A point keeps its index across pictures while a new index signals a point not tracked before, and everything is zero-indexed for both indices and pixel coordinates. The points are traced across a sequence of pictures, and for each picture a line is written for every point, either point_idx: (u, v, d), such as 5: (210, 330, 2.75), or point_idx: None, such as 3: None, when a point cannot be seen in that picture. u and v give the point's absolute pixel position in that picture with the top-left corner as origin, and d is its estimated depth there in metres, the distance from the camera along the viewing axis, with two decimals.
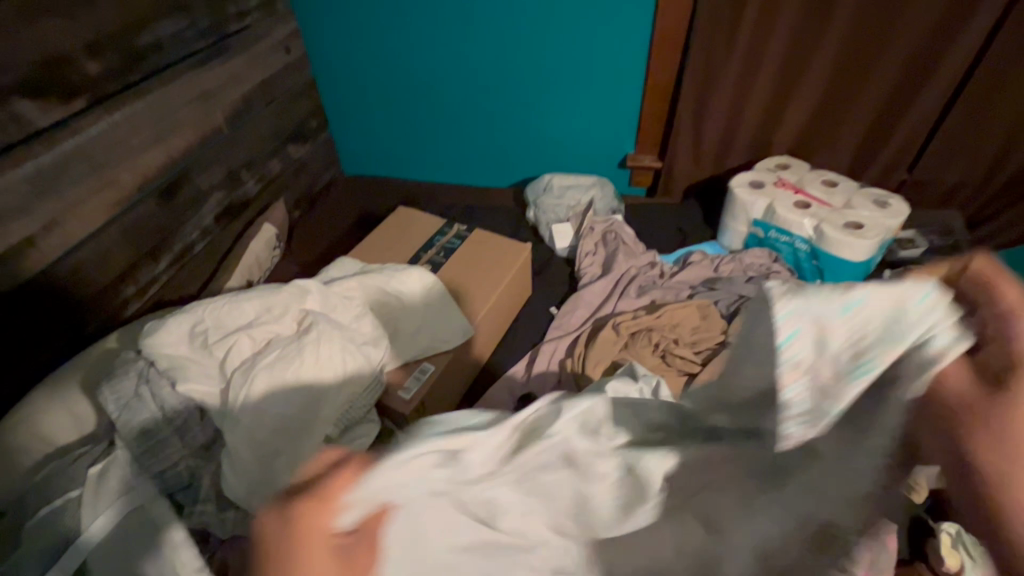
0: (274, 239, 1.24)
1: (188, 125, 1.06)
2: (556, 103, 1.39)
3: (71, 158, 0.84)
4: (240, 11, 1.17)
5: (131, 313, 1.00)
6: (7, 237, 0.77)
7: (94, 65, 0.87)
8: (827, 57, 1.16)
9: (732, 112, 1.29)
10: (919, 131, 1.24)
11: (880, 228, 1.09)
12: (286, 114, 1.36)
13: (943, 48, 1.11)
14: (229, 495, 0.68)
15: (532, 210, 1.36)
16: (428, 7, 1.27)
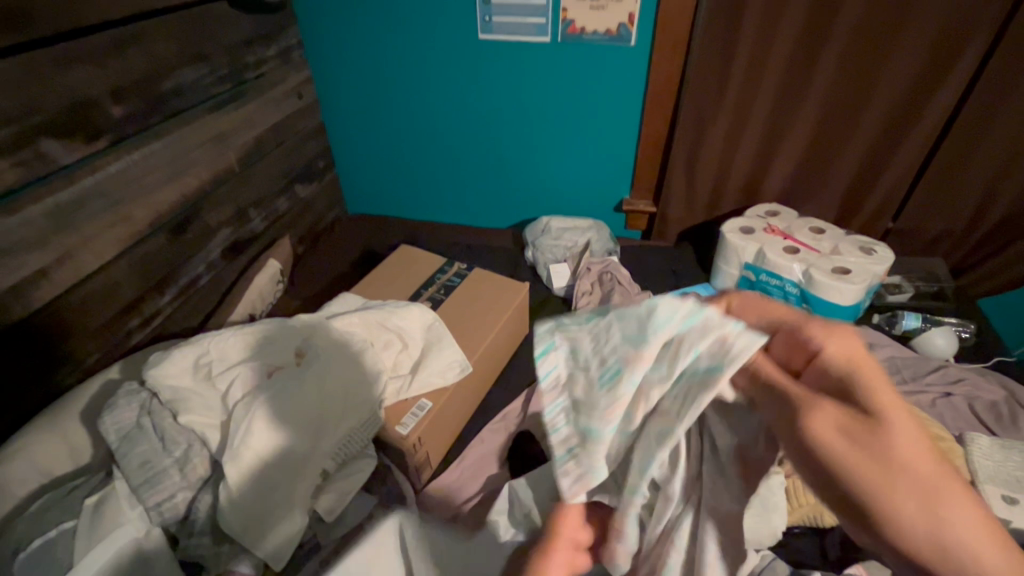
0: (279, 274, 1.27)
1: (202, 165, 1.11)
2: (555, 149, 1.45)
3: (89, 194, 0.88)
4: (258, 60, 1.25)
5: (134, 345, 1.02)
6: (22, 269, 0.80)
7: (119, 108, 0.92)
8: (810, 112, 1.23)
9: (722, 162, 1.35)
10: (900, 183, 1.30)
11: (866, 273, 1.13)
12: (295, 155, 1.42)
13: (918, 107, 1.18)
14: (225, 529, 0.67)
15: (530, 250, 1.40)
16: (436, 59, 1.35)
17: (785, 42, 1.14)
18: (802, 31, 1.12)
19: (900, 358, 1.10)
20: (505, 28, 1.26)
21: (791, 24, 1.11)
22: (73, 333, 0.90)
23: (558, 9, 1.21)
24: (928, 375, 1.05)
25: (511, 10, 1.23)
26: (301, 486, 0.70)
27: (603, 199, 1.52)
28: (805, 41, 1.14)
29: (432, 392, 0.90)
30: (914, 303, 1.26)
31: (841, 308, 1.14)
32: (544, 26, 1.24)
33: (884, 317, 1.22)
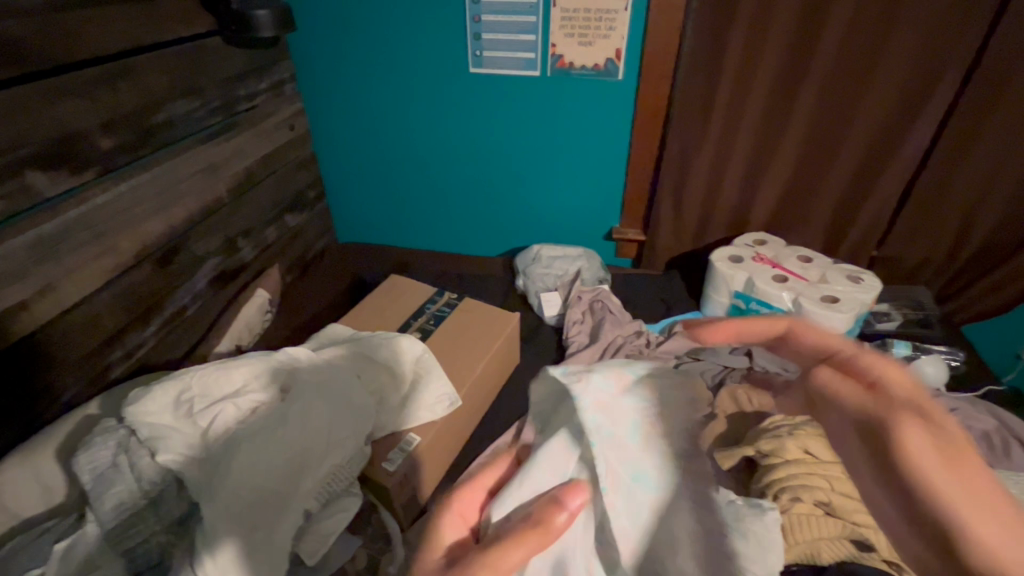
0: (266, 304, 1.25)
1: (191, 196, 1.10)
2: (545, 179, 1.47)
3: (74, 226, 0.87)
4: (250, 92, 1.26)
5: (114, 378, 0.99)
6: (1, 301, 0.78)
7: (108, 140, 0.92)
8: (793, 144, 1.26)
9: (709, 192, 1.37)
10: (883, 212, 1.32)
11: (853, 302, 1.13)
12: (286, 185, 1.42)
13: (897, 139, 1.21)
14: None
15: (522, 278, 1.40)
16: (427, 91, 1.37)
17: (766, 77, 1.18)
18: (781, 67, 1.16)
19: None
20: (496, 63, 1.29)
21: (771, 61, 1.15)
22: (52, 366, 0.87)
23: (547, 45, 1.24)
24: None
25: (501, 46, 1.26)
26: (281, 528, 0.67)
27: (593, 228, 1.53)
28: (784, 76, 1.17)
29: (420, 427, 0.88)
30: (903, 331, 1.27)
31: None
32: (534, 61, 1.27)
33: (873, 344, 1.22)
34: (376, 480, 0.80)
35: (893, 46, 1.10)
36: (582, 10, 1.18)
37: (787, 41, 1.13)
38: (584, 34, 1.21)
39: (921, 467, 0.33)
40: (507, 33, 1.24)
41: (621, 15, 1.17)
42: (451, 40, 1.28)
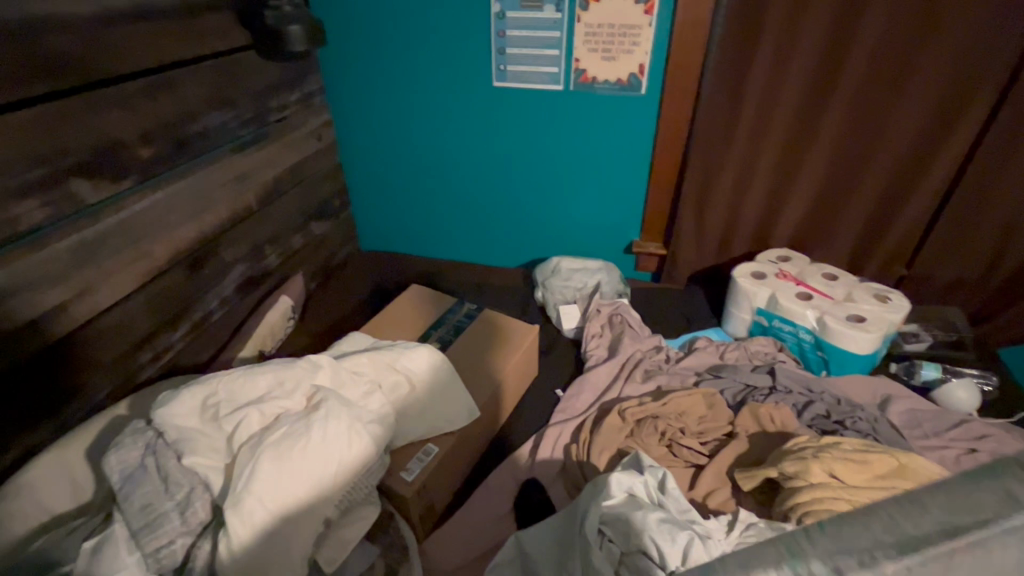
0: (291, 310, 1.28)
1: (222, 204, 1.14)
2: (565, 191, 1.47)
3: (112, 232, 0.90)
4: (281, 104, 1.30)
5: (145, 379, 1.02)
6: (42, 303, 0.81)
7: (146, 149, 0.95)
8: (820, 159, 1.25)
9: (732, 207, 1.36)
10: (912, 230, 1.30)
11: (881, 321, 1.11)
12: (312, 193, 1.45)
13: (928, 157, 1.19)
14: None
15: (541, 290, 1.41)
16: (451, 103, 1.39)
17: (792, 92, 1.17)
18: (807, 84, 1.16)
19: (921, 411, 1.06)
20: (520, 76, 1.30)
21: (797, 76, 1.15)
22: (89, 365, 0.90)
23: (571, 59, 1.25)
24: (952, 429, 1.01)
25: (526, 60, 1.28)
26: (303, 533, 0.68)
27: (614, 241, 1.53)
28: (811, 92, 1.17)
29: (439, 437, 0.88)
30: (933, 353, 1.24)
31: (857, 357, 1.12)
32: (558, 75, 1.28)
33: (901, 366, 1.20)
34: (394, 490, 0.81)
35: (924, 63, 1.09)
36: (607, 25, 1.19)
37: (814, 57, 1.12)
38: (609, 49, 1.22)
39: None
40: (531, 47, 1.26)
41: (646, 30, 1.18)
42: (477, 55, 1.30)
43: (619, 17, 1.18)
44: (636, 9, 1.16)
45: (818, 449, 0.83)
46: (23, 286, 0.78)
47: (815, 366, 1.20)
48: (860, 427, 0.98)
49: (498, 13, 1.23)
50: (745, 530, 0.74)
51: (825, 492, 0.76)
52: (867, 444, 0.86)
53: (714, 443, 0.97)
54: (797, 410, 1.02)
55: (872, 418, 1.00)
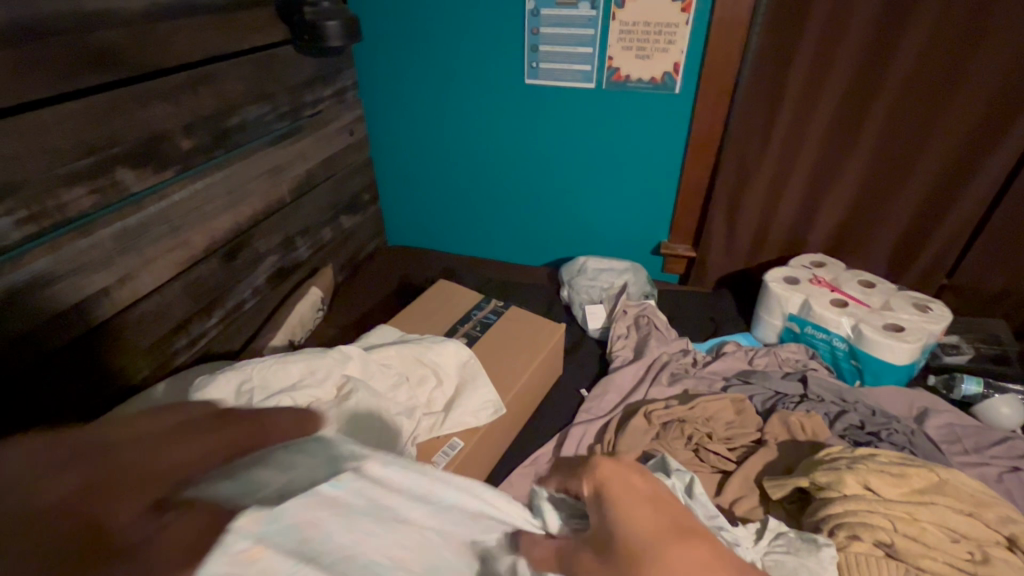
0: (319, 301, 1.30)
1: (256, 195, 1.16)
2: (595, 191, 1.46)
3: (153, 220, 0.93)
4: (316, 99, 1.32)
5: (179, 364, 1.05)
6: (88, 287, 0.84)
7: (187, 141, 0.98)
8: (859, 162, 1.21)
9: (765, 210, 1.33)
10: (955, 238, 1.25)
11: (921, 332, 1.07)
12: (342, 187, 1.48)
13: (976, 162, 1.14)
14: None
15: (566, 289, 1.40)
16: (482, 99, 1.40)
17: (833, 92, 1.14)
18: (849, 85, 1.13)
19: (961, 426, 1.02)
20: (552, 74, 1.30)
21: (839, 75, 1.12)
22: (128, 348, 0.93)
23: (604, 57, 1.24)
24: (994, 446, 0.97)
25: (558, 58, 1.27)
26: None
27: (641, 242, 1.51)
28: (853, 93, 1.13)
29: (464, 431, 0.88)
30: (974, 366, 1.19)
31: (893, 368, 1.08)
32: (590, 73, 1.27)
33: (940, 378, 1.15)
34: None
35: (974, 66, 1.05)
36: (642, 23, 1.17)
37: (857, 57, 1.09)
38: (643, 47, 1.21)
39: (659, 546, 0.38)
40: (564, 45, 1.25)
41: (682, 28, 1.16)
42: (508, 52, 1.30)
43: (655, 14, 1.16)
44: (673, 6, 1.14)
45: (853, 460, 0.81)
46: (70, 270, 0.81)
47: (848, 376, 1.17)
48: (895, 440, 0.94)
49: (531, 11, 1.23)
50: (774, 540, 0.72)
51: (859, 505, 0.74)
52: (904, 457, 0.84)
53: (742, 450, 0.95)
54: (829, 420, 0.99)
55: (909, 430, 0.97)
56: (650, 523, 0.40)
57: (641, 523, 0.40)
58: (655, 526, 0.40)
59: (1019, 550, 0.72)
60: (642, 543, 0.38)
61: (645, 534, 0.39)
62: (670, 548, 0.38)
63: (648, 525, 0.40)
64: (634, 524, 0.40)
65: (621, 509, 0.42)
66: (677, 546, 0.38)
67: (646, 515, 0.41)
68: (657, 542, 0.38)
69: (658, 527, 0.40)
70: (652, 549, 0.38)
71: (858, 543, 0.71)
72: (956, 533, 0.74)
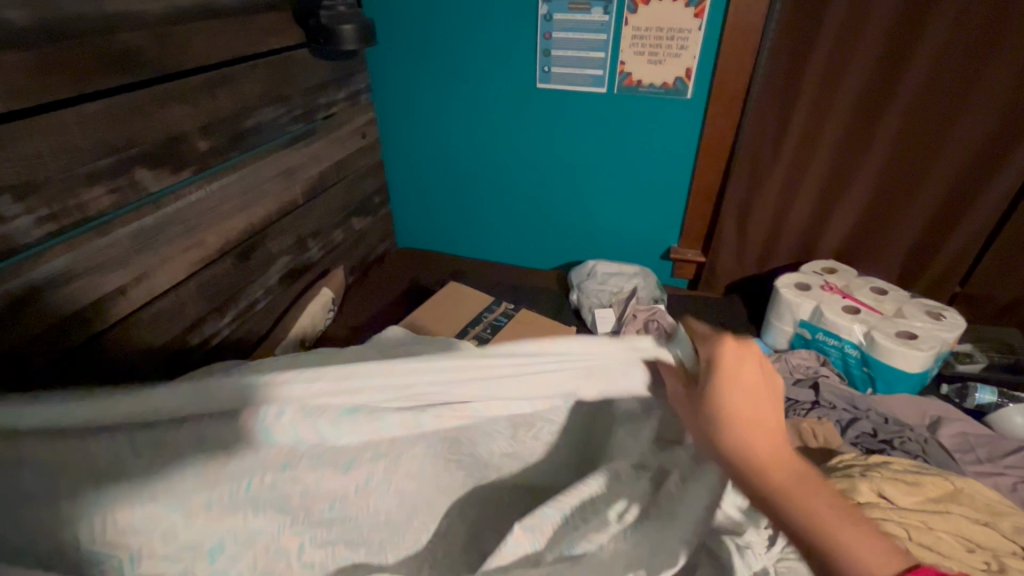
0: (330, 302, 1.31)
1: (270, 196, 1.18)
2: (605, 195, 1.46)
3: (170, 220, 0.94)
4: (329, 101, 1.33)
5: (192, 362, 1.06)
6: (105, 285, 0.86)
7: (205, 142, 0.99)
8: (871, 169, 1.21)
9: (776, 216, 1.33)
10: (968, 246, 1.24)
11: (934, 339, 1.07)
12: (354, 189, 1.49)
13: (991, 170, 1.14)
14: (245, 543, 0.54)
15: (576, 293, 1.40)
16: (495, 103, 1.40)
17: (846, 99, 1.14)
18: (862, 91, 1.13)
19: (974, 435, 1.01)
20: (564, 79, 1.31)
21: (852, 82, 1.12)
22: (142, 345, 0.95)
23: (616, 62, 1.25)
24: (1008, 456, 0.96)
25: (570, 62, 1.28)
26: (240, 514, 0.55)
27: (651, 247, 1.51)
28: (866, 100, 1.13)
29: None
30: (987, 375, 1.18)
31: (906, 375, 1.08)
32: (602, 78, 1.28)
33: (953, 388, 1.15)
34: None
35: (989, 73, 1.04)
36: (654, 29, 1.18)
37: (870, 64, 1.09)
38: (655, 53, 1.21)
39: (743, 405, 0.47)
40: (576, 50, 1.26)
41: (695, 34, 1.17)
42: (520, 56, 1.31)
43: (667, 20, 1.16)
44: (686, 13, 1.15)
45: (866, 468, 0.80)
46: (88, 268, 0.83)
47: (860, 383, 1.17)
48: (909, 448, 0.94)
49: (544, 15, 1.23)
50: None
51: (873, 511, 0.71)
52: (919, 466, 0.83)
53: None
54: (841, 427, 0.99)
55: (923, 439, 0.96)
56: (747, 386, 0.47)
57: (747, 398, 0.47)
58: (746, 388, 0.47)
59: None
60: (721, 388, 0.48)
61: (742, 390, 0.47)
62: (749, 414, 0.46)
63: (747, 386, 0.47)
64: (739, 373, 0.48)
65: (732, 366, 0.48)
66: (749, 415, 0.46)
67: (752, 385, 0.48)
68: (742, 414, 0.46)
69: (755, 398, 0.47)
70: (730, 406, 0.47)
71: None
72: (970, 543, 0.71)
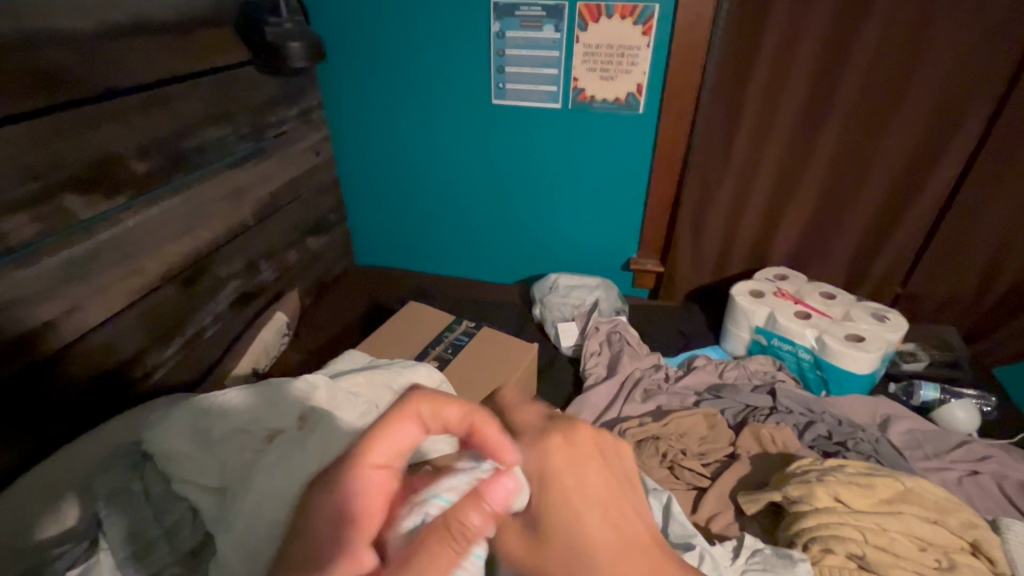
0: (284, 327, 1.26)
1: (217, 219, 1.12)
2: (564, 208, 1.47)
3: (105, 247, 0.88)
4: (280, 119, 1.29)
5: (133, 398, 0.99)
6: (31, 319, 0.79)
7: (141, 165, 0.94)
8: (816, 179, 1.26)
9: (728, 225, 1.37)
10: (907, 249, 1.31)
11: (880, 341, 1.12)
12: (308, 208, 1.44)
13: (921, 177, 1.20)
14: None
15: (539, 307, 1.41)
16: (451, 117, 1.39)
17: (788, 112, 1.19)
18: (802, 104, 1.18)
19: (921, 431, 1.06)
20: (519, 94, 1.31)
21: (793, 97, 1.17)
22: (75, 383, 0.88)
23: (569, 79, 1.26)
24: (953, 451, 1.01)
25: (524, 79, 1.29)
26: (223, 516, 0.62)
27: (610, 258, 1.53)
28: (807, 112, 1.18)
29: None
30: (930, 372, 1.24)
31: (856, 377, 1.12)
32: (556, 94, 1.29)
33: (900, 387, 1.19)
34: None
35: (914, 86, 1.11)
36: (605, 45, 1.20)
37: (808, 80, 1.14)
38: (606, 69, 1.23)
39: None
40: (529, 66, 1.27)
41: (643, 51, 1.20)
42: (474, 74, 1.31)
43: (617, 37, 1.19)
44: (635, 30, 1.18)
45: (822, 472, 0.83)
46: (9, 303, 0.76)
47: (814, 386, 1.20)
48: (862, 449, 0.97)
49: (497, 32, 1.24)
50: (751, 557, 0.74)
51: (831, 517, 0.76)
52: (872, 467, 0.86)
53: (717, 465, 0.96)
54: (799, 431, 1.02)
55: (874, 438, 1.00)
56: (596, 499, 0.48)
57: (582, 499, 0.48)
58: (590, 490, 0.49)
59: (982, 554, 0.75)
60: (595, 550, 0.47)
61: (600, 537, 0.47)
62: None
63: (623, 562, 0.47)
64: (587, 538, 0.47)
65: (569, 486, 0.48)
66: (639, 569, 0.47)
67: (634, 565, 0.47)
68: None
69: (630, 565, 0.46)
70: (572, 519, 0.47)
71: (831, 556, 0.73)
72: (922, 541, 0.76)
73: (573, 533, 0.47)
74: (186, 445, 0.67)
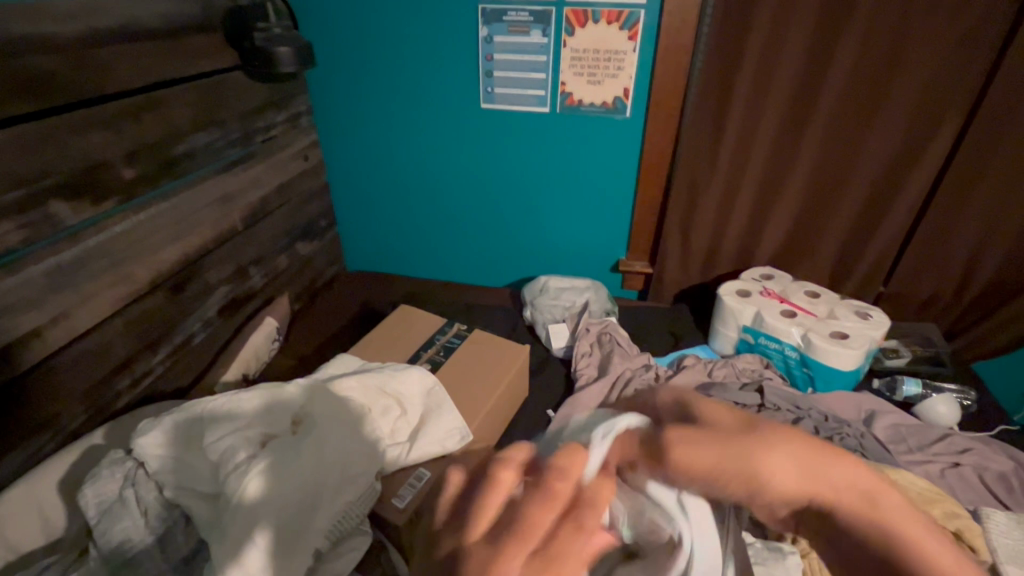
0: (275, 332, 1.26)
1: (206, 225, 1.12)
2: (552, 211, 1.48)
3: (92, 253, 0.88)
4: (268, 124, 1.29)
5: (120, 407, 0.98)
6: (16, 329, 0.78)
7: (129, 171, 0.93)
8: (799, 181, 1.29)
9: (715, 227, 1.40)
10: (890, 248, 1.34)
11: (863, 338, 1.14)
12: (297, 213, 1.44)
13: (900, 178, 1.24)
14: None
15: (529, 309, 1.42)
16: (439, 123, 1.40)
17: (772, 114, 1.21)
18: (785, 108, 1.20)
19: (905, 426, 1.08)
20: (508, 99, 1.32)
21: (776, 100, 1.19)
22: (60, 392, 0.86)
23: (557, 84, 1.28)
24: (936, 444, 1.03)
25: (513, 84, 1.30)
26: (216, 517, 0.64)
27: (600, 260, 1.54)
28: (789, 115, 1.21)
29: (432, 460, 0.82)
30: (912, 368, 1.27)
31: (841, 373, 1.14)
32: (543, 98, 1.31)
33: (883, 382, 1.22)
34: (388, 517, 0.75)
35: (891, 90, 1.15)
36: (592, 50, 1.22)
37: (791, 84, 1.17)
38: (594, 73, 1.25)
39: (883, 506, 0.37)
40: (518, 71, 1.28)
41: (630, 55, 1.22)
42: (463, 79, 1.32)
43: (604, 42, 1.21)
44: (621, 35, 1.19)
45: None
46: None
47: (801, 383, 1.22)
48: (847, 444, 0.99)
49: (485, 38, 1.25)
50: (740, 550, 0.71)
51: None
52: None
53: None
54: None
55: (859, 433, 1.02)
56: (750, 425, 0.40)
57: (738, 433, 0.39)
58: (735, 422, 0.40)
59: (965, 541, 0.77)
60: (823, 502, 0.37)
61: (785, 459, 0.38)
62: (893, 513, 0.36)
63: (844, 487, 0.37)
64: (779, 479, 0.37)
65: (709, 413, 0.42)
66: (848, 496, 0.37)
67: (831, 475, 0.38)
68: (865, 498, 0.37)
69: (843, 484, 0.37)
70: (751, 447, 0.38)
71: None
72: None
73: (755, 465, 0.37)
74: (178, 452, 0.68)
